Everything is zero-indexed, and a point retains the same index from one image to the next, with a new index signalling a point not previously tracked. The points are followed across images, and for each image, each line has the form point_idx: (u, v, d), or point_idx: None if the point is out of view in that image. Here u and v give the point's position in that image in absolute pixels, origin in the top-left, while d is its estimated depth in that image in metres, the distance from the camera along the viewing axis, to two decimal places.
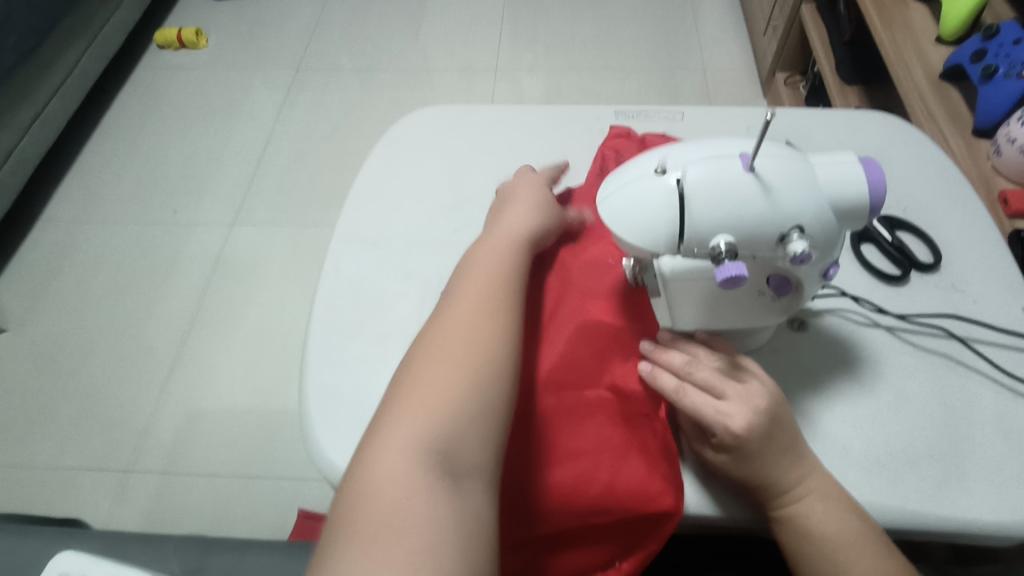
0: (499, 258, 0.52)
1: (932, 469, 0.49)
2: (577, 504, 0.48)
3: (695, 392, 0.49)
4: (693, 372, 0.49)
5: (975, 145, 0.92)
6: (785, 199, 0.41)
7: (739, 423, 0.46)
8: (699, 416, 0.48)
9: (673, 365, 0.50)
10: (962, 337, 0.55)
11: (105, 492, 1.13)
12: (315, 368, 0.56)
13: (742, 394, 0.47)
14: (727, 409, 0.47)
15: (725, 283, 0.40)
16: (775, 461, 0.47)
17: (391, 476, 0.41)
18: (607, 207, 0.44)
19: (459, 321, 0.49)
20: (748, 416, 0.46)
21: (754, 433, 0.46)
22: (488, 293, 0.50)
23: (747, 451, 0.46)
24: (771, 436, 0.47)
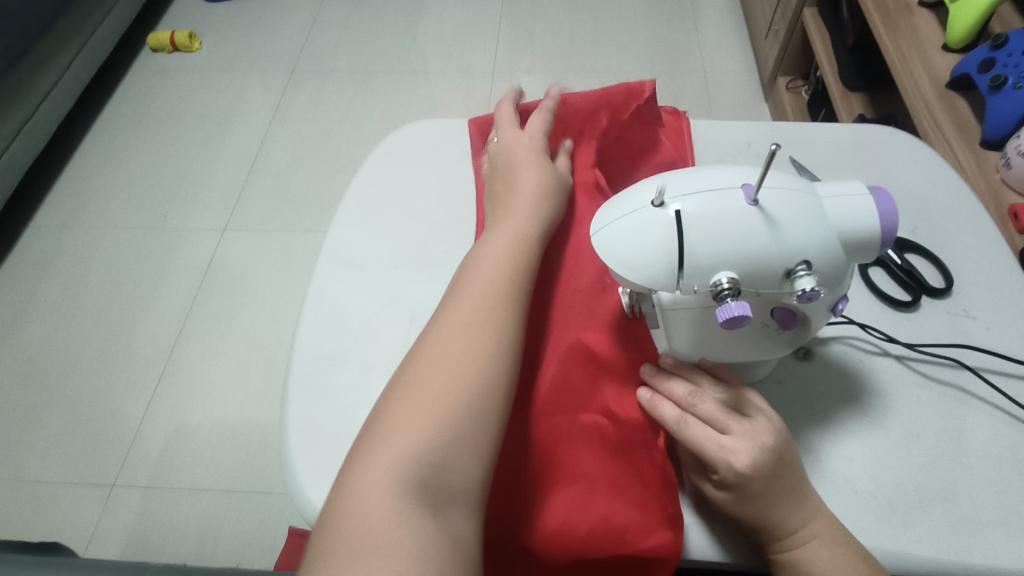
0: (496, 266, 0.49)
1: (945, 511, 0.46)
2: (568, 541, 0.45)
3: (697, 425, 0.46)
4: (696, 404, 0.47)
5: (983, 157, 0.90)
6: (791, 234, 0.38)
7: (742, 460, 0.43)
8: (701, 450, 0.45)
9: (675, 396, 0.48)
10: (974, 367, 0.53)
11: (91, 508, 1.10)
12: (297, 399, 0.54)
13: (747, 429, 0.44)
14: (730, 444, 0.44)
15: (728, 324, 0.38)
16: (780, 502, 0.44)
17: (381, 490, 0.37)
18: (602, 239, 0.41)
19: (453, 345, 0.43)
20: (752, 454, 0.43)
21: (758, 472, 0.43)
22: (484, 312, 0.45)
23: (750, 490, 0.43)
24: (777, 475, 0.43)
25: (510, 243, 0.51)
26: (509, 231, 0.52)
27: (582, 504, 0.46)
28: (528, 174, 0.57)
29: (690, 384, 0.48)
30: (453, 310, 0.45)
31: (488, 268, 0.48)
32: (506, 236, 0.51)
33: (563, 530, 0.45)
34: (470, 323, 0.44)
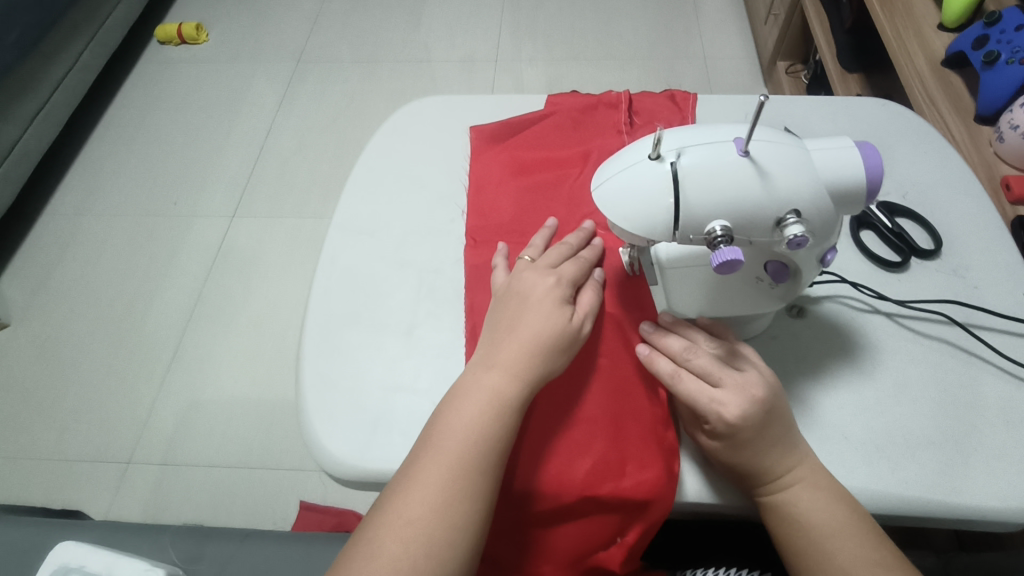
0: (474, 428, 0.44)
1: (932, 455, 0.49)
2: (568, 483, 0.48)
3: (690, 379, 0.48)
4: (690, 359, 0.48)
5: (977, 131, 0.92)
6: (781, 183, 0.40)
7: (732, 412, 0.45)
8: (694, 402, 0.47)
9: (671, 350, 0.49)
10: (962, 323, 0.55)
11: (107, 484, 1.13)
12: (312, 357, 0.56)
13: (738, 382, 0.46)
14: (721, 397, 0.46)
15: (721, 268, 0.40)
16: (767, 451, 0.46)
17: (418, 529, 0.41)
18: (602, 194, 0.44)
19: (426, 485, 0.42)
20: (741, 406, 0.45)
21: (747, 422, 0.45)
22: (459, 462, 0.43)
23: (739, 440, 0.46)
24: (765, 426, 0.45)
25: (497, 399, 0.45)
26: (504, 371, 0.46)
27: (581, 454, 0.49)
28: (542, 307, 0.48)
29: (686, 340, 0.50)
30: (433, 449, 0.44)
31: (468, 417, 0.44)
32: (501, 375, 0.46)
33: (561, 479, 0.48)
34: (447, 472, 0.43)
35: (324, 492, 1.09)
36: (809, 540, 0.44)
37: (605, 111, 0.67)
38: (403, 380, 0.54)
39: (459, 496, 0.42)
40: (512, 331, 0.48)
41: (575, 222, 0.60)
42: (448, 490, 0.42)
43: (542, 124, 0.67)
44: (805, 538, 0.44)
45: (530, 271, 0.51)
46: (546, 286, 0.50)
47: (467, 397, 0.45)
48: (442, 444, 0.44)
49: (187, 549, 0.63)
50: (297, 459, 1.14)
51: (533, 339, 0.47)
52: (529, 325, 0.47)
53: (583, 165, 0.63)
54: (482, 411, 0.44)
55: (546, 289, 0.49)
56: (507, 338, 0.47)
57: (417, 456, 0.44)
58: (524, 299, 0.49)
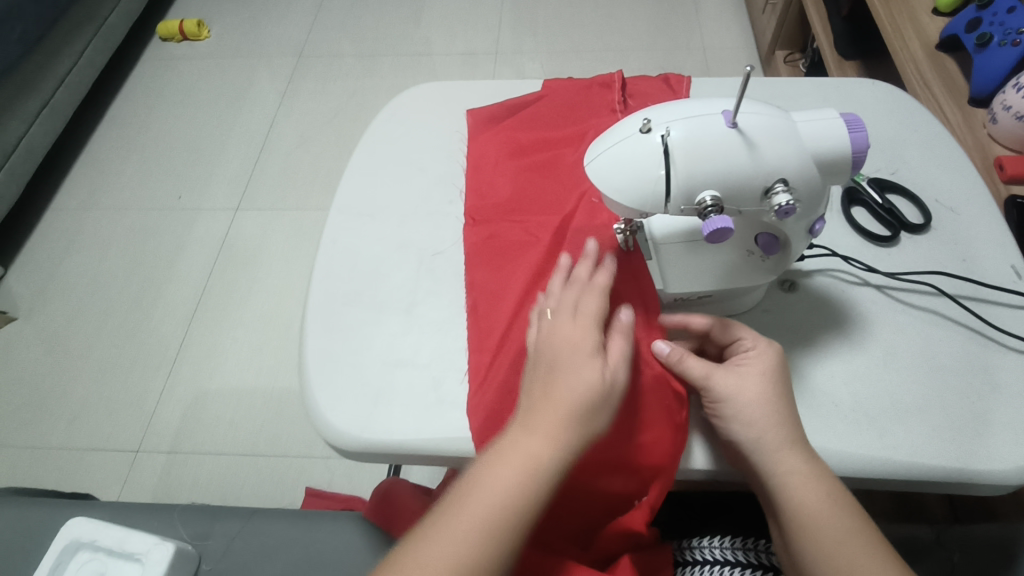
0: (509, 488, 0.43)
1: (921, 422, 0.50)
2: None
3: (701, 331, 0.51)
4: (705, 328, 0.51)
5: (971, 114, 0.92)
6: (768, 154, 0.41)
7: (759, 368, 0.48)
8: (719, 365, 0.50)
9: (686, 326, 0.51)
10: (952, 294, 0.56)
11: (115, 472, 1.15)
12: (315, 334, 0.58)
13: (755, 338, 0.50)
14: (750, 347, 0.50)
15: (711, 237, 0.42)
16: (786, 414, 0.47)
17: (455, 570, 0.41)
18: (595, 167, 0.44)
19: (456, 549, 0.42)
20: (773, 355, 0.49)
21: (777, 373, 0.49)
22: (497, 529, 0.43)
23: (773, 382, 0.48)
24: (783, 390, 0.48)
25: (531, 468, 0.44)
26: (542, 435, 0.44)
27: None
28: (574, 373, 0.46)
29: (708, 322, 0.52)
30: (466, 515, 0.43)
31: (502, 481, 0.43)
32: (538, 440, 0.44)
33: None
34: (482, 536, 0.42)
35: (330, 478, 1.11)
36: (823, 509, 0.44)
37: (598, 92, 0.68)
38: (404, 355, 0.56)
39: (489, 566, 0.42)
40: (547, 396, 0.46)
41: (570, 196, 0.61)
42: (474, 548, 0.42)
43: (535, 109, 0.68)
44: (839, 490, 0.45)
45: (563, 325, 0.49)
46: (579, 347, 0.47)
47: (501, 461, 0.44)
48: (474, 510, 0.43)
49: (197, 526, 0.64)
50: (303, 446, 1.15)
51: (563, 403, 0.45)
52: (565, 392, 0.45)
53: (577, 145, 0.64)
54: (517, 478, 0.43)
55: (576, 347, 0.47)
56: (543, 398, 0.46)
57: (445, 515, 0.44)
58: (562, 361, 0.47)
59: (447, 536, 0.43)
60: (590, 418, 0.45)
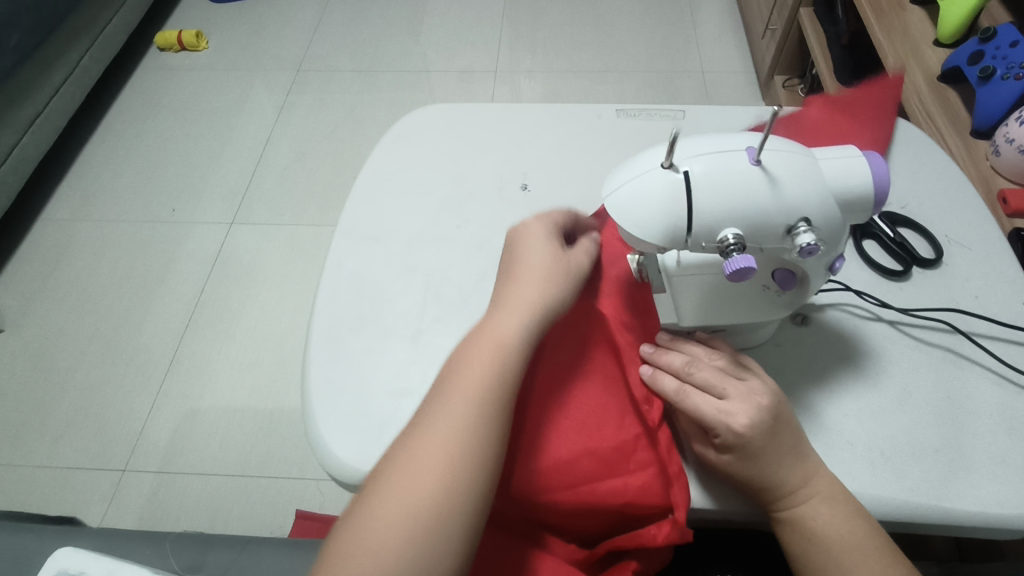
0: (487, 363, 0.47)
1: (937, 462, 0.49)
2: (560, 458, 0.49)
3: (696, 394, 0.48)
4: (694, 373, 0.49)
5: (974, 146, 0.93)
6: (791, 193, 0.40)
7: (740, 422, 0.45)
8: (700, 417, 0.47)
9: (672, 366, 0.50)
10: (965, 331, 0.55)
11: (102, 491, 1.12)
12: (318, 360, 0.56)
13: (743, 392, 0.47)
14: (729, 407, 0.46)
15: (733, 277, 0.40)
16: (781, 461, 0.46)
17: (441, 443, 0.44)
18: (613, 200, 0.43)
19: (442, 422, 0.45)
20: (750, 415, 0.45)
21: (756, 431, 0.45)
22: (475, 418, 0.45)
23: (750, 450, 0.45)
24: (775, 434, 0.46)
25: (499, 369, 0.47)
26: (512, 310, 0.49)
27: (575, 432, 0.50)
28: (534, 282, 0.51)
29: (686, 355, 0.50)
30: (440, 416, 0.45)
31: (481, 355, 0.47)
32: (509, 314, 0.49)
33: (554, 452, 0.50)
34: (465, 403, 0.45)
35: (322, 501, 1.08)
36: (826, 555, 0.44)
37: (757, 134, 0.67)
38: (410, 385, 0.54)
39: (472, 431, 0.44)
40: (508, 303, 0.50)
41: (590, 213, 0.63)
42: (462, 426, 0.44)
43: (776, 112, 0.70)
44: (822, 552, 0.44)
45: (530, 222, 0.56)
46: (540, 239, 0.53)
47: (480, 337, 0.48)
48: (457, 387, 0.46)
49: (189, 557, 0.62)
50: (295, 467, 1.13)
51: (532, 279, 0.51)
52: (528, 297, 0.50)
53: None
54: (487, 377, 0.46)
55: (543, 241, 0.53)
56: (512, 286, 0.51)
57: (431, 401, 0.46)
58: (524, 272, 0.52)
59: (424, 436, 0.44)
60: (552, 288, 0.51)
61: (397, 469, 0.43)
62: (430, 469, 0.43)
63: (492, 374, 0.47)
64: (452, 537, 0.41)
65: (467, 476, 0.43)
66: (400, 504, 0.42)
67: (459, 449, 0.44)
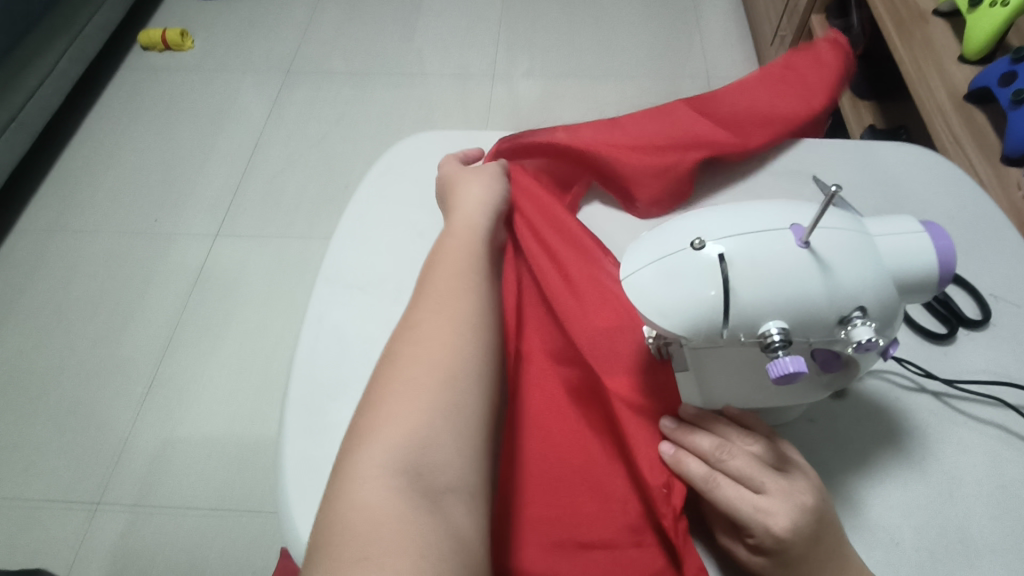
0: (462, 273, 0.50)
1: (995, 569, 0.43)
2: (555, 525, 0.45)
3: (728, 484, 0.42)
4: (726, 461, 0.43)
5: (1004, 173, 0.87)
6: (844, 280, 0.35)
7: (781, 524, 0.39)
8: (732, 511, 0.41)
9: (702, 450, 0.44)
10: (1016, 407, 0.50)
11: (73, 526, 1.06)
12: (294, 434, 0.50)
13: (783, 487, 0.40)
14: (768, 505, 0.40)
15: (779, 380, 0.34)
16: (822, 570, 0.40)
17: (439, 333, 0.45)
18: (635, 282, 0.37)
19: (433, 319, 0.46)
20: (792, 516, 0.39)
21: (799, 537, 0.39)
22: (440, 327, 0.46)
23: (789, 556, 0.40)
24: (817, 539, 0.40)
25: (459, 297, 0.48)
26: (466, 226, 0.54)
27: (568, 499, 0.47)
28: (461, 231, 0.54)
29: (717, 437, 0.44)
30: (405, 344, 0.45)
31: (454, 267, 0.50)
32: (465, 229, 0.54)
33: (551, 521, 0.46)
34: (453, 296, 0.48)
35: None
36: None
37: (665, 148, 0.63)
38: None
39: (464, 320, 0.46)
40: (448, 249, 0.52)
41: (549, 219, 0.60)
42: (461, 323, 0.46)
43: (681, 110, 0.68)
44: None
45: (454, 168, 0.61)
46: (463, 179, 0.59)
47: (447, 251, 0.52)
48: (438, 288, 0.48)
49: None
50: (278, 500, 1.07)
51: (474, 210, 0.55)
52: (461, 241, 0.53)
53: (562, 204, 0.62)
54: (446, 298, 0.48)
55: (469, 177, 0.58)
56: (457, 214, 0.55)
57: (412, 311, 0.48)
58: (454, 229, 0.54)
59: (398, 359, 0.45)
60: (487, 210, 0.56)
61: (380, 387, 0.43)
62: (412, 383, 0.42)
63: (465, 274, 0.50)
64: (446, 425, 0.41)
65: (466, 358, 0.45)
66: (392, 416, 0.41)
67: (436, 363, 0.43)
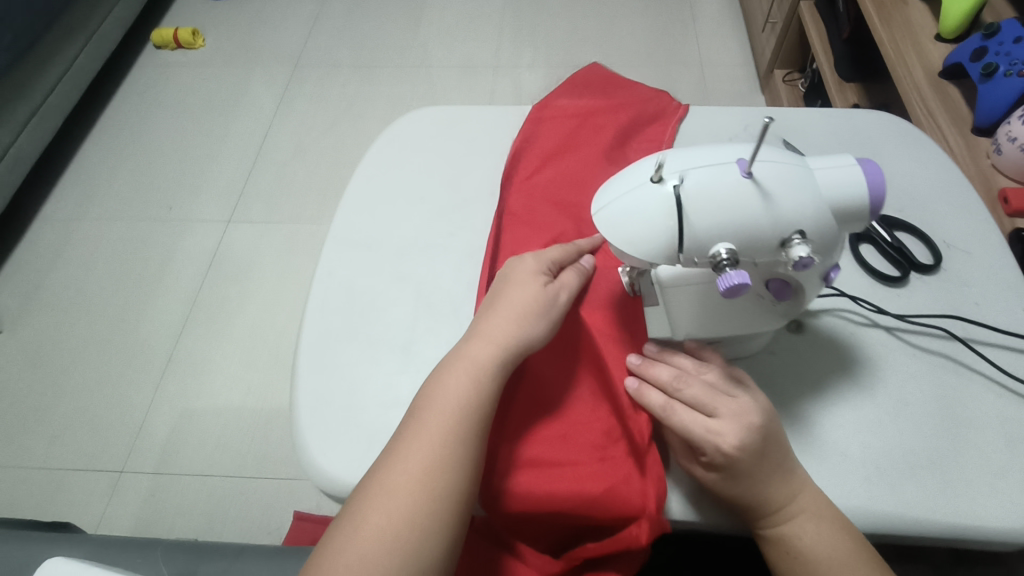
0: (502, 343, 0.48)
1: (934, 475, 0.48)
2: (537, 454, 0.50)
3: (684, 410, 0.47)
4: (682, 390, 0.48)
5: (975, 143, 0.92)
6: (783, 205, 0.40)
7: (729, 442, 0.44)
8: (688, 434, 0.46)
9: (661, 381, 0.49)
10: (962, 338, 0.55)
11: (98, 493, 1.12)
12: (307, 372, 0.56)
13: (734, 411, 0.45)
14: (718, 427, 0.45)
15: (727, 293, 0.40)
16: (768, 481, 0.45)
17: (449, 405, 0.46)
18: (603, 215, 0.43)
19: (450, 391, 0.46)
20: (740, 435, 0.44)
21: (745, 453, 0.44)
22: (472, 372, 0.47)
23: (738, 470, 0.44)
24: (763, 454, 0.45)
25: (487, 364, 0.47)
26: (527, 284, 0.51)
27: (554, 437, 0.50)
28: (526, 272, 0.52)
29: (675, 369, 0.49)
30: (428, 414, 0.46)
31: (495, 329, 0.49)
32: (521, 289, 0.51)
33: (533, 446, 0.50)
34: (477, 369, 0.47)
35: (319, 502, 1.08)
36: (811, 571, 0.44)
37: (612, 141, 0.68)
38: (400, 396, 0.54)
39: (477, 402, 0.46)
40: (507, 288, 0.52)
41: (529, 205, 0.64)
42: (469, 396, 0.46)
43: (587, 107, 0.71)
44: (810, 570, 0.44)
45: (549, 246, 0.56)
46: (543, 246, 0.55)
47: (501, 302, 0.51)
48: (466, 355, 0.48)
49: (180, 563, 0.62)
50: (292, 468, 1.12)
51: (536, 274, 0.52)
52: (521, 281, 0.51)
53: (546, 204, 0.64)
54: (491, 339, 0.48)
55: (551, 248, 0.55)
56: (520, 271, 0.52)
57: (442, 371, 0.48)
58: (514, 275, 0.52)
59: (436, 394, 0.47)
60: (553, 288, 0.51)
61: (413, 429, 0.45)
62: (437, 431, 0.45)
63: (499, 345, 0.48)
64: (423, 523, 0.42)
65: (462, 456, 0.44)
66: (413, 466, 0.43)
67: (431, 452, 0.44)
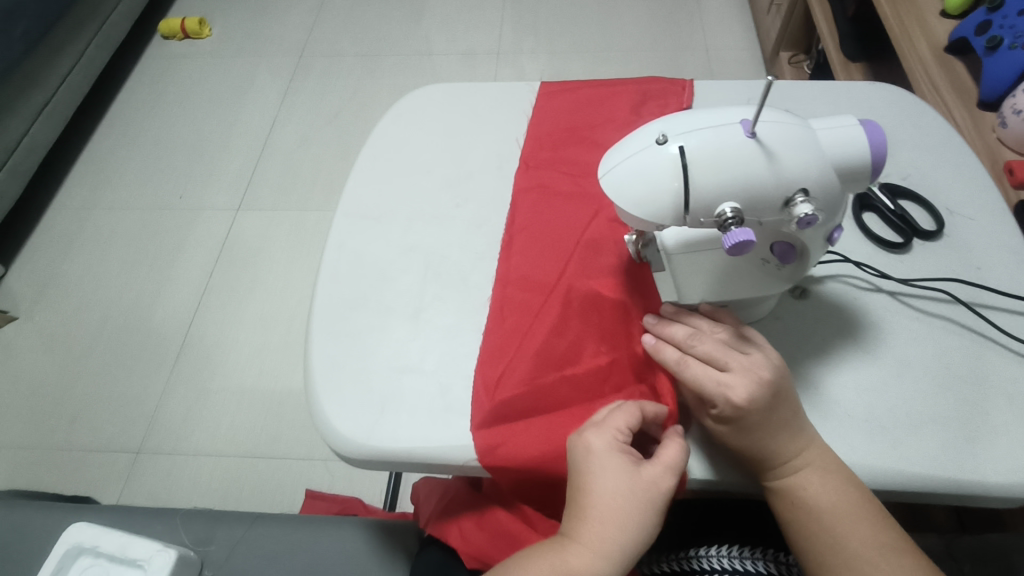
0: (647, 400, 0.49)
1: (936, 433, 0.49)
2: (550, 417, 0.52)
3: (697, 364, 0.48)
4: (695, 346, 0.49)
5: (980, 117, 0.92)
6: (786, 163, 0.41)
7: (740, 395, 0.45)
8: (700, 388, 0.47)
9: (676, 338, 0.50)
10: (966, 302, 0.55)
11: (115, 473, 1.14)
12: (321, 339, 0.57)
13: (745, 365, 0.47)
14: (729, 380, 0.46)
15: (733, 250, 0.41)
16: (776, 434, 0.46)
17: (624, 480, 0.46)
18: (610, 178, 0.44)
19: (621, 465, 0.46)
20: (750, 389, 0.45)
21: (755, 406, 0.45)
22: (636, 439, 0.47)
23: (747, 423, 0.46)
24: (772, 409, 0.46)
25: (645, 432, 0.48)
26: None
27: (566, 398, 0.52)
28: None
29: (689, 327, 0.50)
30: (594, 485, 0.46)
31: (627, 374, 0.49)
32: None
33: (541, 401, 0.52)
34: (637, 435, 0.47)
35: (331, 481, 1.10)
36: (817, 520, 0.45)
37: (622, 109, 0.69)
38: (411, 361, 0.55)
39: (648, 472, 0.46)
40: None
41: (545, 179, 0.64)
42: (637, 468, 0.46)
43: (596, 82, 0.72)
44: (815, 520, 0.45)
45: None
46: None
47: None
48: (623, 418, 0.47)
49: (199, 531, 0.63)
50: (303, 448, 1.14)
51: None
52: None
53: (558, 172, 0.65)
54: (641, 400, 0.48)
55: None
56: None
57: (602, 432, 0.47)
58: None
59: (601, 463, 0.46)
60: None
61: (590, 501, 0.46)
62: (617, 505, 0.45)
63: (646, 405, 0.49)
64: None
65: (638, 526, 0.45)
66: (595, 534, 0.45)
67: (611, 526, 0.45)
